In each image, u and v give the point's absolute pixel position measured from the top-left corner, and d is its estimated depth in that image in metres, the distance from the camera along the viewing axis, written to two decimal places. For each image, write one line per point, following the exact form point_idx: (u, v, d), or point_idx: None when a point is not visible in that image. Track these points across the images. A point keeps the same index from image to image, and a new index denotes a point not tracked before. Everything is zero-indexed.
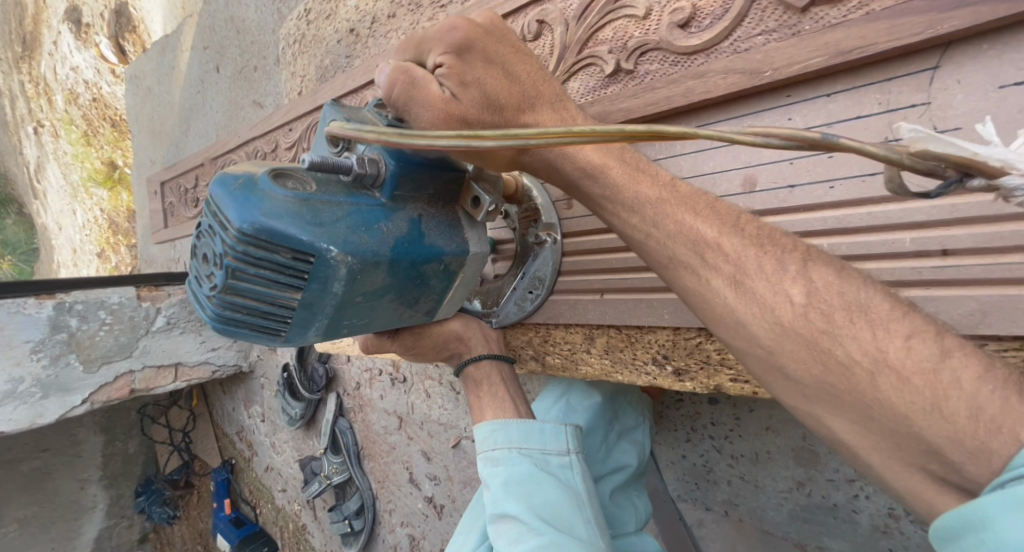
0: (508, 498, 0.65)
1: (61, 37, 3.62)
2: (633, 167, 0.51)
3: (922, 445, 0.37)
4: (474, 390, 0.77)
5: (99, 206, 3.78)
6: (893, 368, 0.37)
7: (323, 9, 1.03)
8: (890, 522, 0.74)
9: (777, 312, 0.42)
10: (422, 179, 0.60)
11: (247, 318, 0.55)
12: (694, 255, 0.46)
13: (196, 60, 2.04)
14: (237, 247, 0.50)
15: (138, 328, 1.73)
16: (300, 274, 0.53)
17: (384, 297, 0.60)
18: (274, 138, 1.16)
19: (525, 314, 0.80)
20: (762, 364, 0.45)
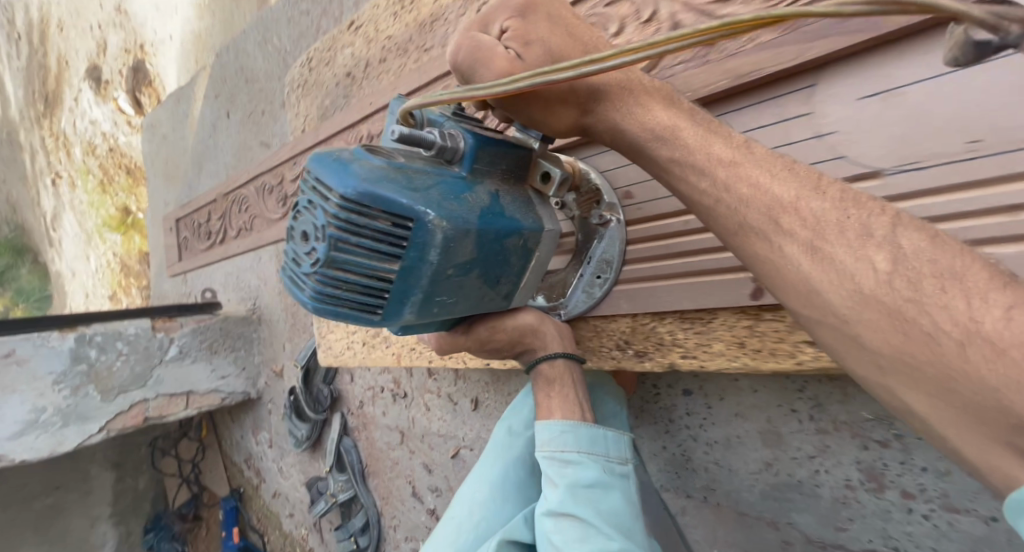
0: (575, 501, 0.67)
1: (82, 94, 3.87)
2: (706, 128, 0.51)
3: (1009, 419, 0.32)
4: (545, 389, 0.75)
5: (113, 250, 3.95)
6: (987, 340, 0.32)
7: (322, 57, 1.13)
8: (848, 494, 0.79)
9: (858, 280, 0.39)
10: (497, 154, 0.64)
11: (347, 294, 0.57)
12: (767, 219, 0.44)
13: (209, 109, 2.21)
14: (341, 213, 0.53)
15: (152, 358, 1.81)
16: (399, 240, 0.55)
17: (471, 271, 0.61)
18: (280, 172, 1.28)
19: (595, 302, 0.76)
20: (836, 333, 0.42)
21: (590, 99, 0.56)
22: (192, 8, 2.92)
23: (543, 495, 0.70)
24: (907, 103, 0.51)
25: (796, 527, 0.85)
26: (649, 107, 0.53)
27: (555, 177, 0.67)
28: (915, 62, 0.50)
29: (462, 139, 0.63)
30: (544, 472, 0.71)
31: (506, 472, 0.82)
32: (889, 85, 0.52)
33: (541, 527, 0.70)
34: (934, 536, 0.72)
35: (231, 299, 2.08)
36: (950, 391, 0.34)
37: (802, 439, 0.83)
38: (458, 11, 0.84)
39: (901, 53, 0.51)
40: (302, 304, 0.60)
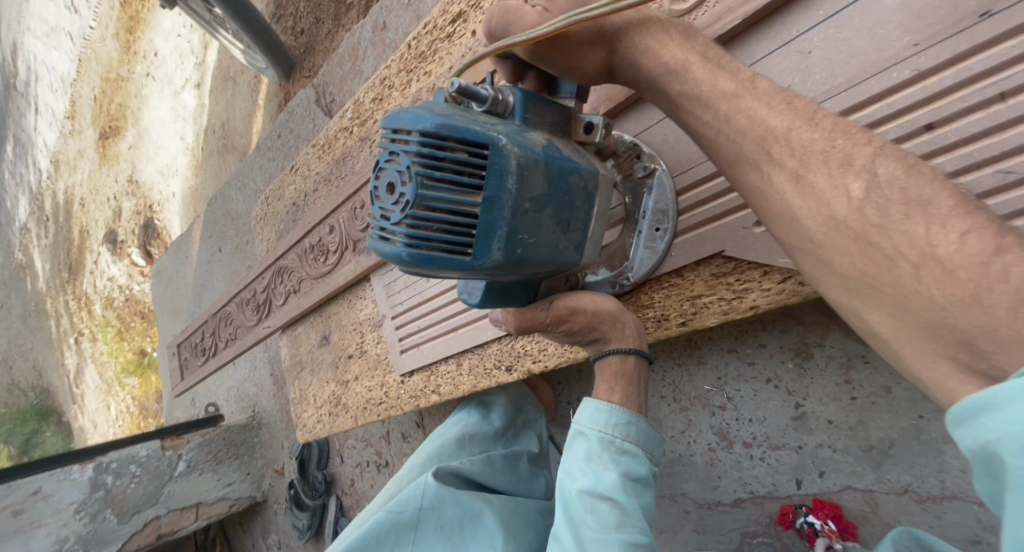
0: (624, 489, 0.66)
1: (100, 256, 4.37)
2: (713, 63, 0.58)
3: (955, 335, 0.41)
4: (608, 380, 0.73)
5: (131, 393, 4.24)
6: (941, 260, 0.42)
7: (275, 194, 1.46)
8: (712, 455, 0.96)
9: (833, 206, 0.48)
10: (544, 106, 0.63)
11: (437, 234, 0.55)
12: (762, 149, 0.53)
13: (204, 248, 2.58)
14: (423, 149, 0.54)
15: (163, 475, 1.98)
16: (478, 170, 0.55)
17: (545, 208, 0.59)
18: (254, 287, 1.57)
19: (659, 254, 0.73)
20: (814, 257, 0.52)
21: (615, 40, 0.62)
22: (189, 169, 3.44)
23: (588, 474, 0.69)
24: (789, 55, 0.62)
25: (688, 496, 1.00)
26: (666, 44, 0.60)
27: (597, 124, 0.68)
28: (799, 18, 0.61)
29: (509, 94, 0.62)
30: (594, 453, 0.69)
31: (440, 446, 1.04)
32: (790, 36, 0.62)
33: (575, 505, 0.68)
34: (771, 473, 0.89)
35: (233, 410, 2.32)
36: (907, 310, 0.44)
37: (672, 418, 1.01)
38: (358, 149, 1.17)
39: (781, 17, 0.62)
40: (392, 261, 0.58)
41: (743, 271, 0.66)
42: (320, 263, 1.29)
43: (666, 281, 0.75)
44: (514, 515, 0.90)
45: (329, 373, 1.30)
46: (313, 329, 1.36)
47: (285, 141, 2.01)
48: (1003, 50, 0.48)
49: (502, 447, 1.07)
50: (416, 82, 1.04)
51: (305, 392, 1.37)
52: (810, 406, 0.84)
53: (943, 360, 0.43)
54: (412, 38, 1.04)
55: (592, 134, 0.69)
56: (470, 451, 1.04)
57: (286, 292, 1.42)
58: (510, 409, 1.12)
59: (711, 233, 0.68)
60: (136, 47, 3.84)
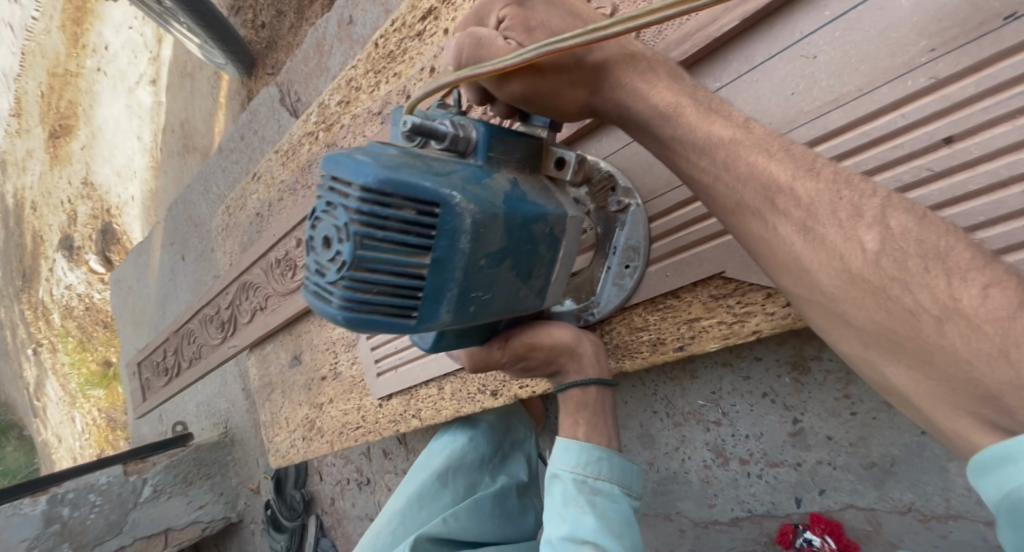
0: (603, 529, 0.62)
1: (56, 263, 4.13)
2: (706, 106, 0.52)
3: (980, 389, 0.37)
4: (571, 412, 0.70)
5: (97, 406, 4.06)
6: (963, 315, 0.37)
7: (237, 204, 1.36)
8: (708, 472, 0.92)
9: (847, 259, 0.42)
10: (511, 142, 0.59)
11: (378, 298, 0.51)
12: (763, 198, 0.46)
13: (166, 256, 2.44)
14: (365, 206, 0.48)
15: (126, 502, 1.87)
16: (427, 229, 0.50)
17: (503, 262, 0.56)
18: (218, 303, 1.47)
19: (628, 291, 0.71)
20: (822, 311, 0.46)
21: (597, 78, 0.57)
22: (148, 170, 3.26)
23: (566, 519, 0.64)
24: (791, 61, 0.57)
25: (684, 514, 0.96)
26: (653, 83, 0.54)
27: (570, 163, 0.64)
28: (804, 17, 0.56)
29: (472, 129, 0.58)
30: (568, 497, 0.66)
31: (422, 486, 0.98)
32: (794, 38, 0.57)
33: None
34: (769, 491, 0.86)
35: (204, 427, 2.20)
36: (930, 363, 0.39)
37: (666, 434, 0.97)
38: (324, 156, 1.09)
39: (784, 17, 0.57)
40: (327, 319, 0.53)
41: (744, 293, 0.62)
42: (287, 278, 1.20)
43: (659, 303, 0.70)
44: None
45: (301, 395, 1.22)
46: (283, 348, 1.28)
47: (249, 144, 1.90)
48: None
49: (488, 478, 1.01)
50: (386, 85, 0.96)
51: (277, 415, 1.29)
52: (808, 422, 0.81)
53: (962, 415, 0.39)
54: (380, 36, 0.96)
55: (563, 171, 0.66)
56: (454, 488, 0.98)
57: (252, 310, 1.33)
58: (499, 430, 1.05)
59: (709, 253, 0.64)
60: (85, 40, 3.60)
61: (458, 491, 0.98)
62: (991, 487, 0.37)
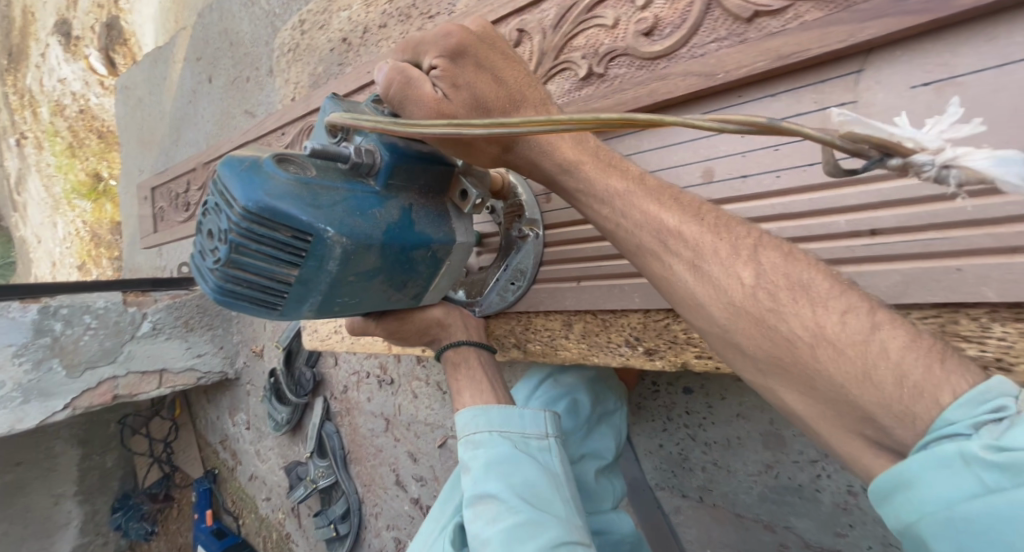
0: (487, 479, 0.66)
1: (50, 50, 3.63)
2: (605, 162, 0.54)
3: (857, 411, 0.39)
4: (453, 373, 0.78)
5: (82, 218, 3.78)
6: (831, 341, 0.40)
7: (317, 20, 1.05)
8: (849, 499, 0.79)
9: (731, 293, 0.44)
10: (415, 170, 0.61)
11: (245, 294, 0.56)
12: (658, 240, 0.48)
13: (189, 71, 2.09)
14: (240, 223, 0.51)
15: (123, 332, 1.73)
16: (298, 252, 0.53)
17: (376, 278, 0.60)
18: (266, 142, 1.18)
19: (507, 304, 0.82)
20: (718, 340, 0.47)
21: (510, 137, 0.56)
22: None
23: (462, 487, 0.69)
24: None
25: (793, 531, 0.84)
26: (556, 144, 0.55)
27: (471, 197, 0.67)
28: None
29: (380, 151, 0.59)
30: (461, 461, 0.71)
31: None
32: None
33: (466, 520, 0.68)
34: None
35: None
36: (815, 390, 0.41)
37: (805, 443, 0.81)
38: None
39: None
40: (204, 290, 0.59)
41: None
42: None
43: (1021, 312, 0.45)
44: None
45: None
46: None
47: None
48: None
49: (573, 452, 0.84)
50: None
51: None
52: None
53: (853, 437, 0.41)
54: None
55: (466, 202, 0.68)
56: None
57: None
58: (589, 394, 0.88)
59: None
60: None
61: None
62: (890, 514, 0.38)
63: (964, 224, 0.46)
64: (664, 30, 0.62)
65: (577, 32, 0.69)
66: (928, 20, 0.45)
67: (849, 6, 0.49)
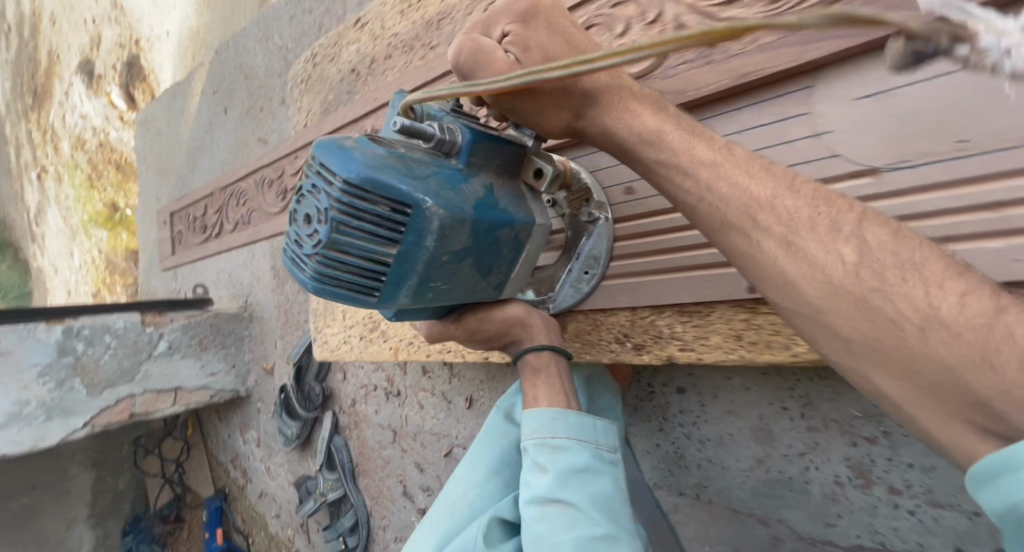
0: (565, 485, 0.69)
1: (73, 87, 3.82)
2: (689, 131, 0.54)
3: (965, 396, 0.36)
4: (532, 378, 0.77)
5: (99, 247, 3.91)
6: (944, 322, 0.37)
7: (327, 52, 1.13)
8: (837, 490, 0.80)
9: (829, 272, 0.42)
10: (494, 148, 0.66)
11: (349, 272, 0.60)
12: (745, 214, 0.47)
13: (206, 104, 2.22)
14: (343, 198, 0.56)
15: (140, 352, 1.79)
16: (395, 226, 0.58)
17: (463, 260, 0.63)
18: (279, 165, 1.26)
19: (582, 296, 0.79)
20: (812, 324, 0.45)
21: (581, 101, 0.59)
22: (191, 5, 2.92)
23: (529, 484, 0.72)
24: None
25: (786, 524, 0.86)
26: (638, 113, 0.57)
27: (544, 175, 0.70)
28: None
29: (460, 133, 0.64)
30: (532, 460, 0.72)
31: (501, 453, 0.84)
32: None
33: (525, 513, 0.71)
34: (919, 531, 0.74)
35: (221, 296, 2.08)
36: (914, 371, 0.38)
37: (793, 436, 0.84)
38: (465, 9, 0.86)
39: None
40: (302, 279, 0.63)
41: None
42: None
43: None
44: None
45: None
46: None
47: None
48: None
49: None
50: None
51: (331, 306, 1.15)
52: None
53: (957, 422, 0.38)
54: None
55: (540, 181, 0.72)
56: None
57: None
58: (584, 391, 0.93)
59: None
60: None
61: None
62: (990, 498, 0.36)
63: (906, 219, 0.53)
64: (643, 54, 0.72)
65: None
66: (861, 44, 0.54)
67: (794, 31, 0.59)
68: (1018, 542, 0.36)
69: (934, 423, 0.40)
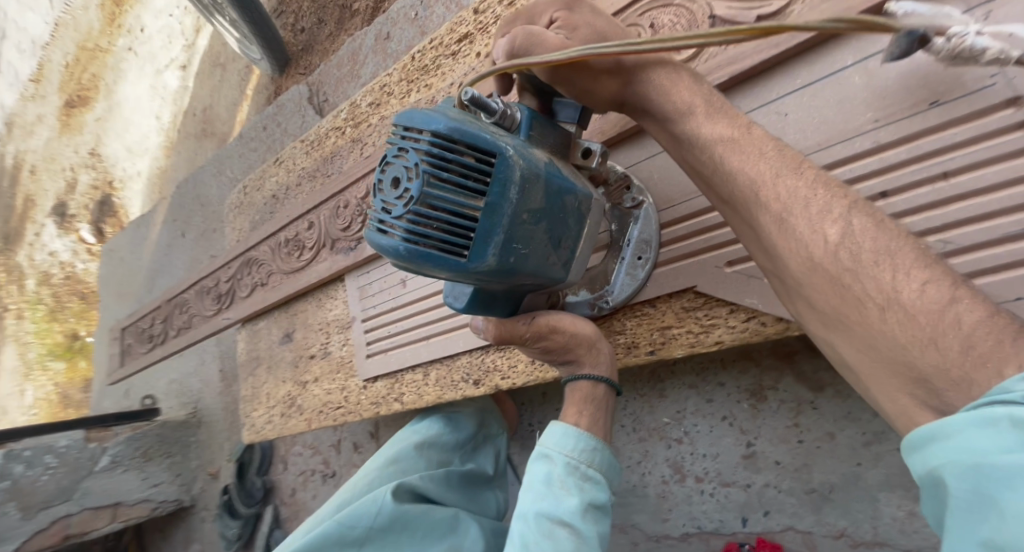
0: (584, 517, 0.62)
1: (43, 228, 3.99)
2: (716, 106, 0.50)
3: (911, 370, 0.37)
4: (573, 403, 0.69)
5: (54, 379, 3.98)
6: (902, 306, 0.37)
7: (255, 184, 1.43)
8: (665, 488, 0.99)
9: (810, 249, 0.42)
10: (547, 127, 0.57)
11: (437, 240, 0.45)
12: (749, 193, 0.45)
13: (166, 230, 2.50)
14: (432, 149, 0.45)
15: (80, 469, 1.84)
16: (480, 176, 0.46)
17: (540, 223, 0.51)
18: (216, 275, 1.47)
19: (640, 283, 0.70)
20: (792, 293, 0.45)
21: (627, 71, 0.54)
22: (161, 149, 3.35)
23: (546, 498, 0.64)
24: (779, 113, 0.62)
25: (639, 527, 1.02)
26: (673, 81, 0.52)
27: (594, 151, 0.62)
28: (780, 82, 0.62)
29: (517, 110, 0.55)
30: (555, 478, 0.65)
31: (404, 450, 1.01)
32: (765, 103, 0.63)
33: (529, 532, 0.64)
34: (719, 509, 0.93)
35: (171, 405, 2.20)
36: (872, 347, 0.39)
37: (630, 448, 1.04)
38: (348, 150, 1.18)
39: (764, 81, 0.63)
40: (388, 256, 0.47)
41: (711, 307, 0.66)
42: (293, 258, 1.23)
43: (637, 310, 0.73)
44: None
45: (287, 372, 1.25)
46: (276, 325, 1.30)
47: (270, 135, 1.98)
48: (973, 127, 0.49)
49: (458, 462, 1.05)
50: (417, 93, 1.07)
51: (258, 390, 1.31)
52: (760, 446, 0.89)
53: (902, 393, 0.39)
54: (417, 51, 1.08)
55: (589, 160, 0.63)
56: (428, 460, 1.01)
57: (252, 284, 1.35)
58: (476, 421, 1.08)
59: (682, 269, 0.68)
60: (121, 21, 3.60)
61: (431, 462, 1.01)
62: (918, 461, 0.35)
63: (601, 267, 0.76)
64: None
65: None
66: None
67: None
68: (930, 501, 0.36)
69: (872, 378, 0.41)
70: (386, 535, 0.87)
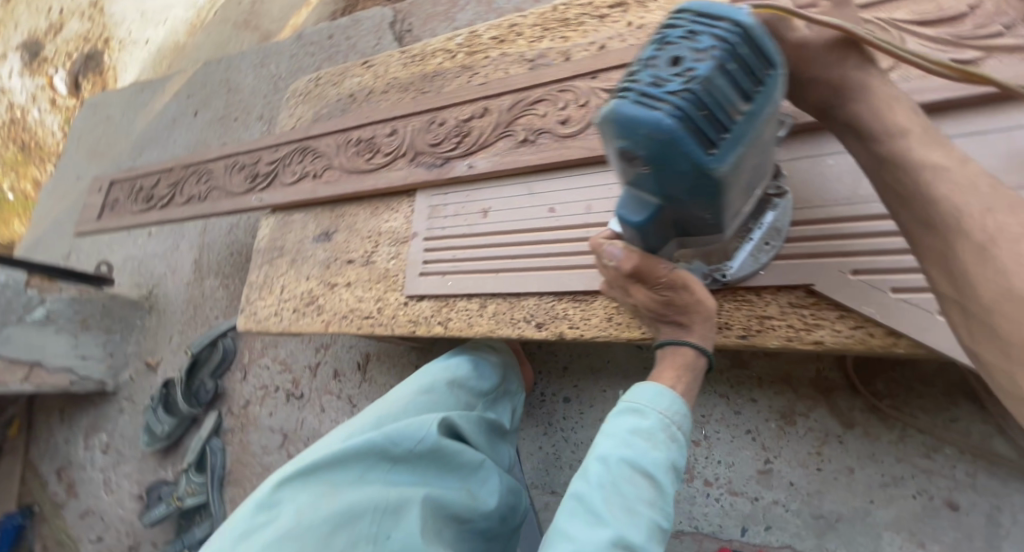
0: (667, 472, 0.62)
1: (8, 60, 3.61)
2: (931, 135, 0.48)
3: None
4: (670, 362, 0.69)
5: None
6: None
7: (332, 79, 1.37)
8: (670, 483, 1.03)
9: (1010, 279, 0.38)
10: None
11: (702, 125, 0.45)
12: (945, 194, 0.44)
13: (175, 103, 2.33)
14: (731, 37, 0.45)
15: (11, 312, 1.64)
16: (754, 81, 0.46)
17: (756, 155, 0.52)
18: (258, 154, 1.39)
19: (759, 267, 0.73)
20: (979, 334, 0.41)
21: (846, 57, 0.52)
22: (184, 25, 3.12)
23: (632, 447, 0.63)
24: None
25: None
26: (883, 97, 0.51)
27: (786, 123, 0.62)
28: None
29: None
30: (644, 430, 0.64)
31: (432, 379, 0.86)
32: None
33: (603, 474, 0.63)
34: (720, 514, 0.97)
35: (127, 281, 2.02)
36: None
37: None
38: (454, 74, 1.16)
39: None
40: (639, 127, 0.45)
41: (820, 309, 0.70)
42: (362, 159, 1.19)
43: (740, 295, 0.76)
44: (439, 506, 0.65)
45: (312, 270, 1.18)
46: (314, 222, 1.24)
47: (334, 44, 1.91)
48: None
49: (481, 409, 0.92)
50: (549, 41, 1.06)
51: (271, 280, 1.24)
52: (777, 465, 0.94)
53: None
54: (562, 4, 1.08)
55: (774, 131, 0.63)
56: (458, 397, 0.87)
57: (301, 173, 1.28)
58: (500, 371, 1.00)
59: (803, 268, 0.71)
60: None
61: (459, 402, 0.86)
62: None
63: None
64: (573, 122, 0.93)
65: (519, 117, 1.00)
66: None
67: None
68: None
69: None
70: (420, 467, 0.68)
